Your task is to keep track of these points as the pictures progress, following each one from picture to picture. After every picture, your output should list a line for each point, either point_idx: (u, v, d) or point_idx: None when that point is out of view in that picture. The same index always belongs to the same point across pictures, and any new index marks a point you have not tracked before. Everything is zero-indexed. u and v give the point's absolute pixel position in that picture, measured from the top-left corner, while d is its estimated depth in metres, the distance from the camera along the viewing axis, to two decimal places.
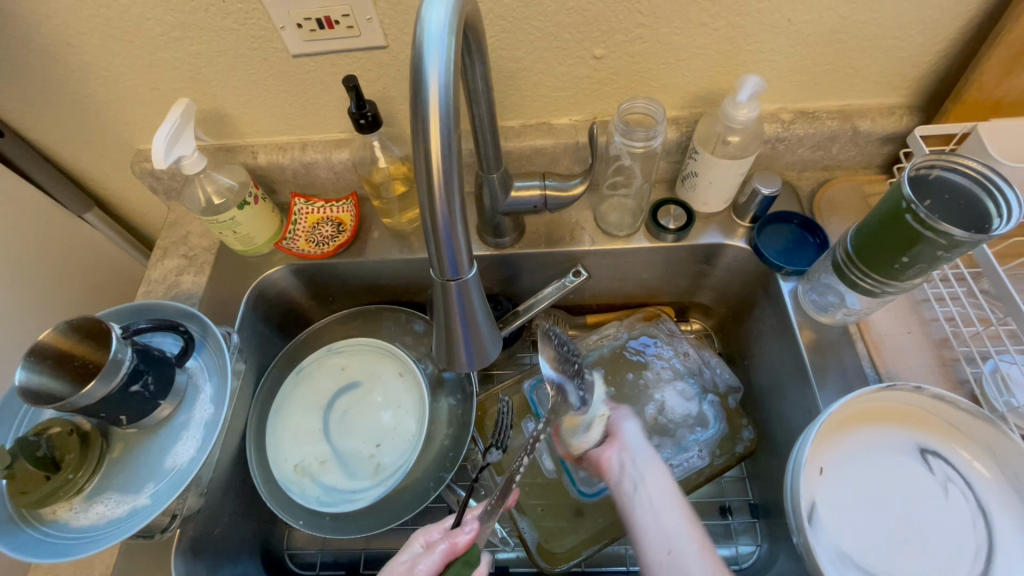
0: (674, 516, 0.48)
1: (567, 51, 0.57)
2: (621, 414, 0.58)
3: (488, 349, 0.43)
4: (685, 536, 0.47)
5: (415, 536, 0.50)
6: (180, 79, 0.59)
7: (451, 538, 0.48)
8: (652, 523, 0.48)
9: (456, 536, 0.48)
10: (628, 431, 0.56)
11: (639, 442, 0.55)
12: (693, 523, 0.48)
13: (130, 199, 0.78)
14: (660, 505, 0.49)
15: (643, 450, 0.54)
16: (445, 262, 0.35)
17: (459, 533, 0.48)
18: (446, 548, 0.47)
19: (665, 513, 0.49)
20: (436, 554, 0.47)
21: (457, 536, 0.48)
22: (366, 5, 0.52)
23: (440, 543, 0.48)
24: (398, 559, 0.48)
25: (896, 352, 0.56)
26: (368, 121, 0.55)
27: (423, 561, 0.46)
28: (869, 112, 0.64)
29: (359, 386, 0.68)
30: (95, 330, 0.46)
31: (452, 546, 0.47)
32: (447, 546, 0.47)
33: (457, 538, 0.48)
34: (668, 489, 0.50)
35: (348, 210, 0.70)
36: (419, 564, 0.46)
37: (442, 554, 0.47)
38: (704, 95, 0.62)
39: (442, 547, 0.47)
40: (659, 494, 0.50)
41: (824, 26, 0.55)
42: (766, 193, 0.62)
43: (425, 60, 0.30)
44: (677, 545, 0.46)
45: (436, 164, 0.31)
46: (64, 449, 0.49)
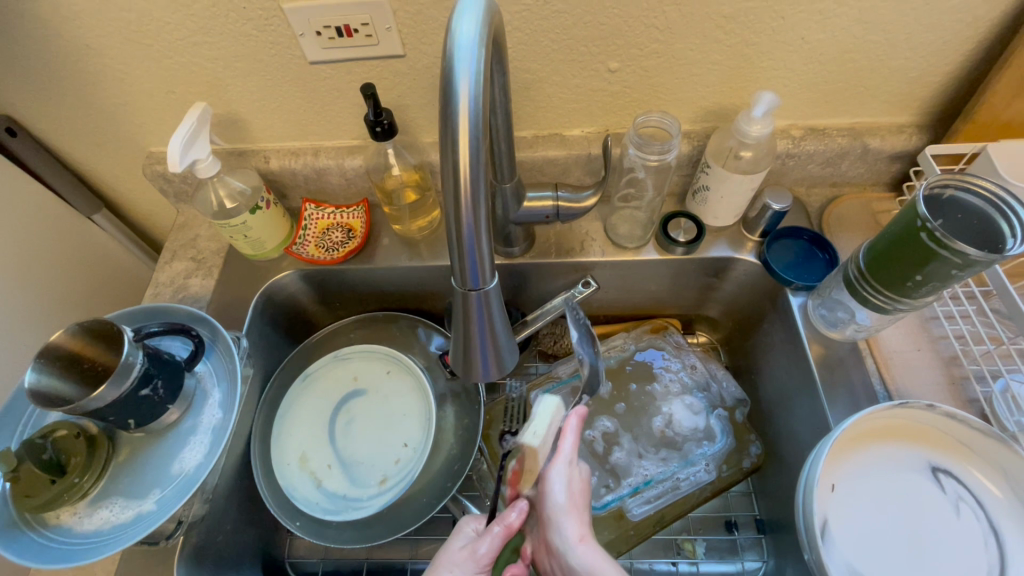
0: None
1: (582, 65, 0.58)
2: (559, 498, 0.47)
3: (504, 357, 0.43)
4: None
5: (465, 522, 0.51)
6: (197, 83, 0.60)
7: (503, 521, 0.47)
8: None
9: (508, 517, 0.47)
10: (557, 527, 0.46)
11: (570, 542, 0.45)
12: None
13: (139, 202, 0.78)
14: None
15: (572, 555, 0.44)
16: (467, 272, 0.35)
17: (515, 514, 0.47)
18: (502, 531, 0.47)
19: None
20: (492, 537, 0.47)
21: (511, 518, 0.47)
22: (386, 15, 0.52)
23: (493, 527, 0.47)
24: (455, 545, 0.48)
25: (906, 370, 0.56)
26: (384, 129, 0.55)
27: (480, 547, 0.46)
28: (879, 129, 0.64)
29: (365, 394, 0.68)
30: (107, 333, 0.46)
31: (506, 522, 0.47)
32: (501, 525, 0.47)
33: (512, 520, 0.47)
34: None
35: (359, 216, 0.71)
36: (479, 549, 0.46)
37: (498, 537, 0.47)
38: (717, 109, 0.63)
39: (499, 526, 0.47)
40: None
41: (837, 46, 0.56)
42: (778, 208, 0.62)
43: (456, 73, 0.30)
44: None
45: (464, 176, 0.31)
46: (69, 452, 0.48)
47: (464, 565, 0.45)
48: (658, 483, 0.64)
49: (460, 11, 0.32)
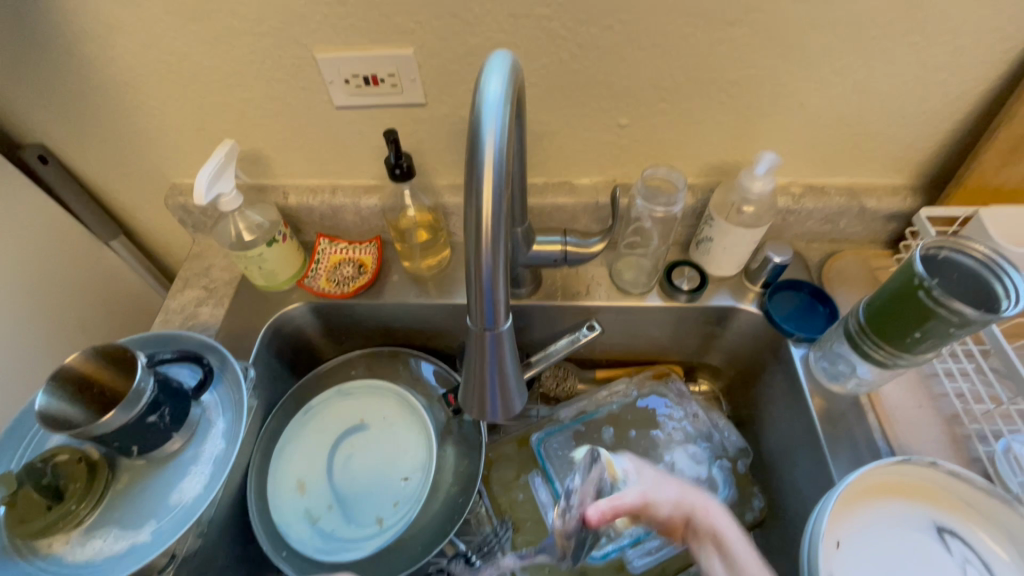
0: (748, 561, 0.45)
1: (594, 120, 0.61)
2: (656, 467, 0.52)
3: (515, 399, 0.42)
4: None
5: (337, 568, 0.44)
6: (226, 122, 0.63)
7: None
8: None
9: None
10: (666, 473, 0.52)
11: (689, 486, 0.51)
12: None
13: (156, 230, 0.80)
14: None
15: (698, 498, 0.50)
16: (484, 312, 0.35)
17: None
18: None
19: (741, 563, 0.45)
20: None
21: None
22: (412, 68, 0.56)
23: None
24: None
25: (908, 426, 0.57)
26: (403, 171, 0.57)
27: None
28: (875, 190, 0.67)
29: (367, 430, 0.68)
30: (121, 358, 0.46)
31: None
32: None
33: None
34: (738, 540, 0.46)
35: (370, 252, 0.73)
36: None
37: None
38: (720, 166, 0.66)
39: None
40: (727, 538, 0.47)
41: (833, 112, 0.59)
42: (778, 261, 0.64)
43: (482, 125, 0.32)
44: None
45: (485, 220, 0.32)
46: (68, 478, 0.47)
47: None
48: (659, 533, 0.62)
49: (489, 71, 0.34)
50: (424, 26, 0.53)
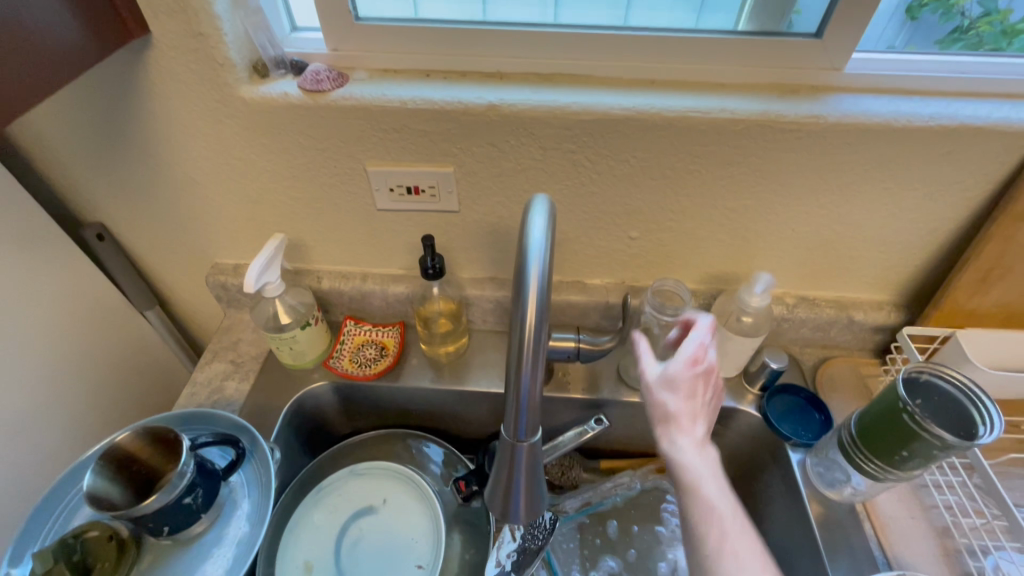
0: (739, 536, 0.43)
1: (609, 231, 0.68)
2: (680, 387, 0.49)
3: (537, 508, 0.44)
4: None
5: None
6: (276, 215, 0.69)
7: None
8: (696, 562, 0.43)
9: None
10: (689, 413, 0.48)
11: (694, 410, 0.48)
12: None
13: (189, 302, 0.85)
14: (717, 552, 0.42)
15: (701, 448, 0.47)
16: (518, 424, 0.39)
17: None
18: None
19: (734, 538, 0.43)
20: None
21: None
22: (451, 182, 0.63)
23: None
24: None
25: (902, 536, 0.60)
26: (434, 272, 0.62)
27: None
28: (862, 304, 0.73)
29: (376, 512, 0.69)
30: (165, 438, 0.50)
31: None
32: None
33: None
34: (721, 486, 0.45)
35: (393, 336, 0.77)
36: None
37: None
38: (721, 275, 0.72)
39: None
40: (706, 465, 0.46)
41: (821, 237, 0.66)
42: (775, 367, 0.69)
43: (528, 262, 0.37)
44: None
45: (528, 344, 0.37)
46: (97, 556, 0.49)
47: None
48: None
49: (533, 214, 0.40)
50: (466, 150, 0.60)
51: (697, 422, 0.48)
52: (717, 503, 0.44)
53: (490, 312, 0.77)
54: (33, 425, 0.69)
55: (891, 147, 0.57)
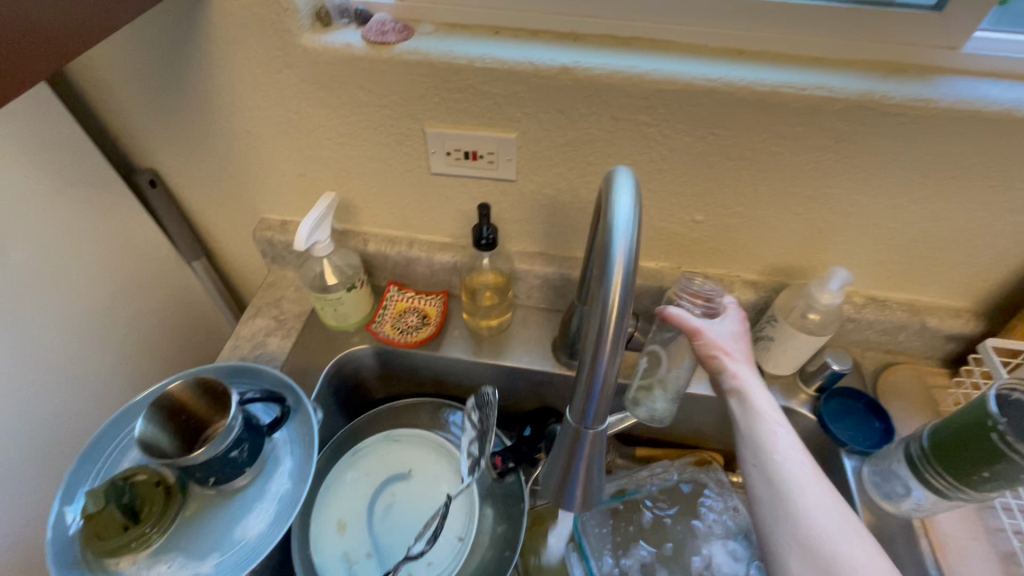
0: (796, 451, 0.47)
1: (672, 213, 0.64)
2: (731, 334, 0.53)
3: (593, 499, 0.42)
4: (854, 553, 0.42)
5: None
6: (329, 173, 0.68)
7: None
8: (762, 480, 0.46)
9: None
10: (734, 352, 0.52)
11: (739, 355, 0.52)
12: (833, 497, 0.44)
13: (234, 255, 0.85)
14: (799, 493, 0.44)
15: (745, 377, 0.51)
16: (586, 411, 0.37)
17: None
18: None
19: (790, 453, 0.46)
20: None
21: None
22: (511, 149, 0.60)
23: None
24: None
25: (962, 557, 0.56)
26: (487, 243, 0.60)
27: None
28: (937, 310, 0.68)
29: (410, 478, 0.69)
30: (216, 390, 0.50)
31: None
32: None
33: None
34: (777, 413, 0.49)
35: (436, 305, 0.76)
36: None
37: None
38: (786, 267, 0.68)
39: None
40: (761, 399, 0.50)
41: (905, 234, 0.61)
42: (837, 368, 0.65)
43: (613, 243, 0.35)
44: (828, 535, 0.42)
45: (608, 330, 0.35)
46: (145, 500, 0.49)
47: None
48: None
49: (618, 192, 0.37)
50: (532, 116, 0.57)
51: (744, 359, 0.52)
52: (794, 453, 0.47)
53: (537, 288, 0.75)
54: (80, 364, 0.70)
55: (1004, 140, 0.51)
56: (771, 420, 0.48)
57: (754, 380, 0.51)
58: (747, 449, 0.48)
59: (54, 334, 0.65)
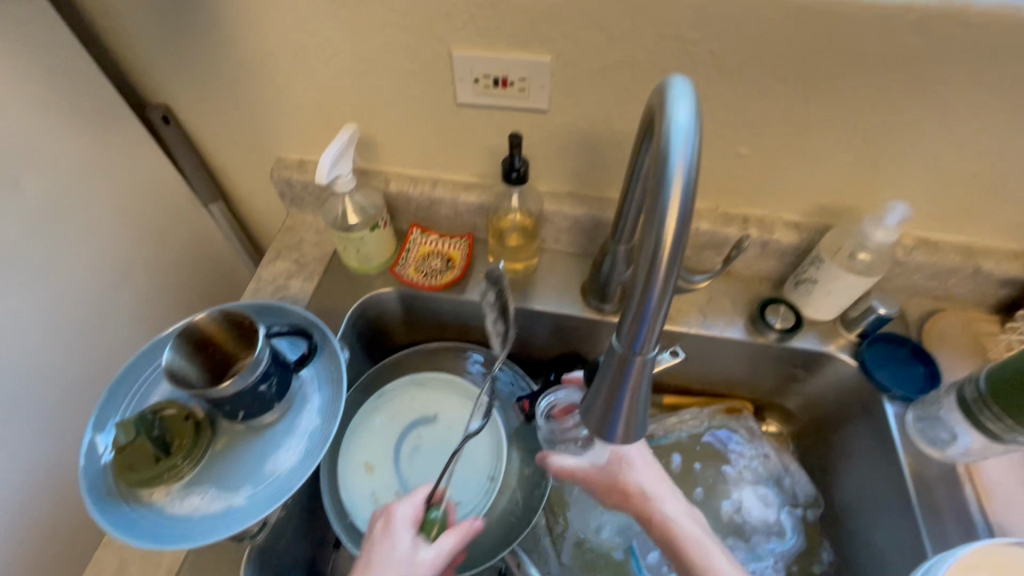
0: (665, 485, 0.58)
1: (714, 146, 0.60)
2: None
3: (636, 435, 0.39)
4: (721, 562, 0.51)
5: (399, 508, 0.52)
6: (348, 106, 0.64)
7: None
8: (645, 522, 0.56)
9: (398, 546, 0.49)
10: None
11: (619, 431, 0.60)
12: (687, 514, 0.56)
13: (252, 198, 0.82)
14: (676, 523, 0.54)
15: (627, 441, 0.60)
16: (634, 337, 0.34)
17: (400, 528, 0.51)
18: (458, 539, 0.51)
19: (663, 488, 0.57)
20: (449, 540, 0.51)
21: (457, 532, 0.52)
22: (544, 74, 0.56)
23: (451, 539, 0.51)
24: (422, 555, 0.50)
25: (1007, 503, 0.55)
26: (517, 177, 0.56)
27: (425, 560, 0.50)
28: (993, 253, 0.64)
29: (436, 422, 0.68)
30: (242, 325, 0.49)
31: (443, 552, 0.51)
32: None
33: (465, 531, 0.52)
34: (647, 456, 0.59)
35: (461, 248, 0.73)
36: (420, 552, 0.50)
37: (452, 542, 0.51)
38: (833, 207, 0.64)
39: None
40: (640, 461, 0.59)
41: (970, 168, 0.57)
42: (882, 313, 0.62)
43: (673, 148, 0.31)
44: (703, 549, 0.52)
45: (664, 247, 0.31)
46: (175, 433, 0.49)
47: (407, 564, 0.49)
48: None
49: (676, 97, 0.33)
50: (568, 35, 0.52)
51: None
52: (660, 485, 0.57)
53: (565, 231, 0.72)
54: (101, 305, 0.70)
55: None
56: (646, 467, 0.58)
57: (631, 432, 0.61)
58: (627, 502, 0.57)
59: (72, 272, 0.65)
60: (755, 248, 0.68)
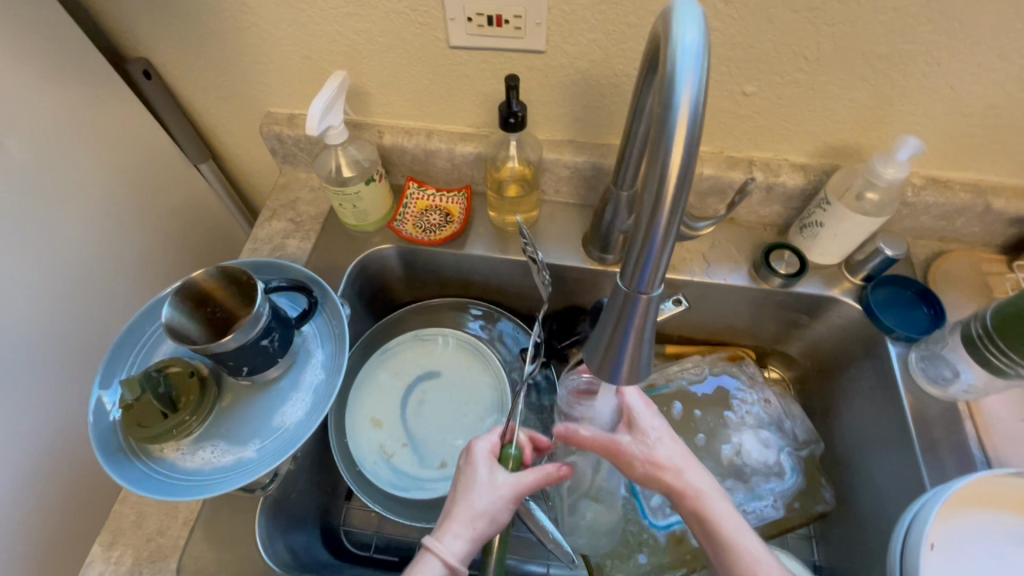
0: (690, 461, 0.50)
1: (718, 84, 0.58)
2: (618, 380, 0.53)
3: (640, 376, 0.39)
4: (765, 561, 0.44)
5: (479, 440, 0.52)
6: (335, 52, 0.61)
7: (439, 548, 0.45)
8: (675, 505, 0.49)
9: (478, 473, 0.49)
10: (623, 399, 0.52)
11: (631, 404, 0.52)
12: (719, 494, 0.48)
13: (242, 156, 0.80)
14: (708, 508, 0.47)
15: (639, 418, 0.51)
16: (639, 274, 0.33)
17: (478, 457, 0.50)
18: (542, 473, 0.50)
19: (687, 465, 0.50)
20: (532, 473, 0.50)
21: (543, 469, 0.50)
22: (541, 10, 0.53)
23: (534, 471, 0.50)
24: (503, 478, 0.49)
25: (1006, 437, 0.56)
26: (516, 122, 0.54)
27: (508, 485, 0.49)
28: (1004, 190, 0.63)
29: (440, 376, 0.68)
30: (239, 280, 0.48)
31: (523, 483, 0.49)
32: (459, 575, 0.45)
33: (551, 467, 0.50)
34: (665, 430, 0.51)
35: (459, 202, 0.72)
36: (500, 478, 0.49)
37: (536, 475, 0.50)
38: (841, 146, 0.62)
39: (454, 565, 0.45)
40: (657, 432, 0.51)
41: (985, 99, 0.54)
42: (890, 254, 0.61)
43: (680, 74, 0.29)
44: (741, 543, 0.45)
45: (670, 179, 0.30)
46: (181, 390, 0.49)
47: (488, 488, 0.48)
48: None
49: (682, 20, 0.31)
50: None
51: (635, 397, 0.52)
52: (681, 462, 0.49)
53: (565, 180, 0.70)
54: (95, 267, 0.69)
55: None
56: (666, 441, 0.50)
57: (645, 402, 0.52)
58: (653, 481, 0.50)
59: (64, 235, 0.64)
60: (760, 193, 0.66)
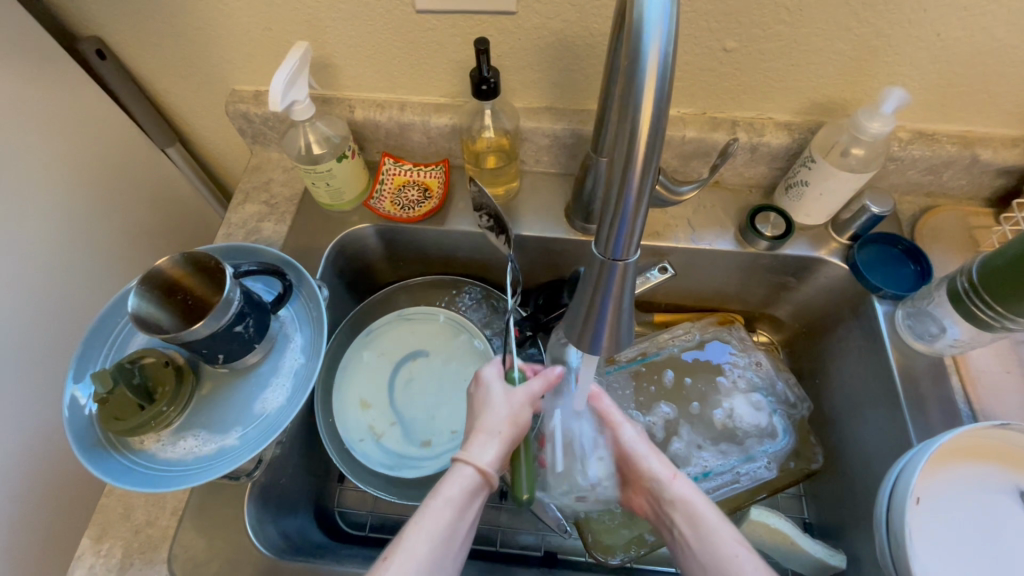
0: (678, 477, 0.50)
1: (698, 40, 0.55)
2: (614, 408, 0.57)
3: (621, 345, 0.38)
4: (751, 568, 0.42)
5: (485, 367, 0.53)
6: (295, 22, 0.58)
7: (469, 457, 0.46)
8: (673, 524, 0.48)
9: (492, 390, 0.51)
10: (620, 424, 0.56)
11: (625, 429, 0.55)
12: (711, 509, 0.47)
13: (211, 137, 0.77)
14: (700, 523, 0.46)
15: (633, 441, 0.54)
16: (614, 241, 0.32)
17: (488, 378, 0.52)
18: (546, 380, 0.53)
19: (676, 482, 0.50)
20: (539, 382, 0.52)
21: (550, 374, 0.53)
22: None
23: (539, 379, 0.53)
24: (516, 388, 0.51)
25: (992, 389, 0.56)
26: (488, 88, 0.52)
27: (522, 393, 0.51)
28: (992, 140, 0.61)
29: (425, 355, 0.68)
30: (207, 266, 0.47)
31: (533, 391, 0.52)
32: (492, 481, 0.46)
33: (553, 372, 0.53)
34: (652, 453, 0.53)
35: (437, 176, 0.70)
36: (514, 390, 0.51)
37: (544, 382, 0.52)
38: (826, 102, 0.60)
39: (487, 471, 0.45)
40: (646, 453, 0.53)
41: (973, 46, 0.52)
42: (875, 212, 0.60)
43: (648, 26, 0.28)
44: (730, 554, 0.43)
45: (641, 139, 0.28)
46: (157, 381, 0.48)
47: (506, 400, 0.50)
48: (716, 475, 0.64)
49: None
50: None
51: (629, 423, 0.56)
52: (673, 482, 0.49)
53: (545, 149, 0.68)
54: (64, 260, 0.67)
55: None
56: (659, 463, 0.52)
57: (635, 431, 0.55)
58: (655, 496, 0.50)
59: (28, 227, 0.62)
60: (745, 154, 0.65)
